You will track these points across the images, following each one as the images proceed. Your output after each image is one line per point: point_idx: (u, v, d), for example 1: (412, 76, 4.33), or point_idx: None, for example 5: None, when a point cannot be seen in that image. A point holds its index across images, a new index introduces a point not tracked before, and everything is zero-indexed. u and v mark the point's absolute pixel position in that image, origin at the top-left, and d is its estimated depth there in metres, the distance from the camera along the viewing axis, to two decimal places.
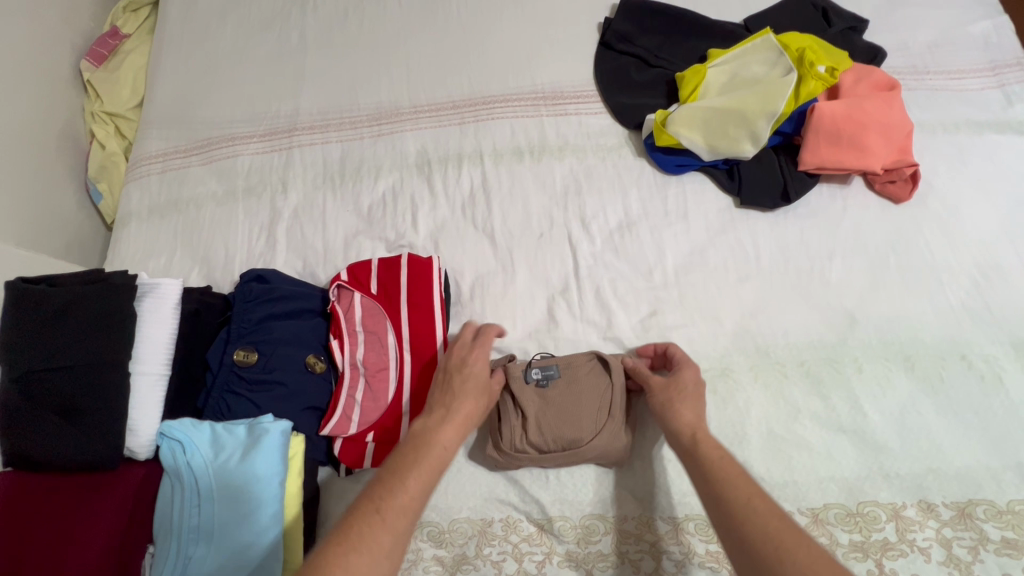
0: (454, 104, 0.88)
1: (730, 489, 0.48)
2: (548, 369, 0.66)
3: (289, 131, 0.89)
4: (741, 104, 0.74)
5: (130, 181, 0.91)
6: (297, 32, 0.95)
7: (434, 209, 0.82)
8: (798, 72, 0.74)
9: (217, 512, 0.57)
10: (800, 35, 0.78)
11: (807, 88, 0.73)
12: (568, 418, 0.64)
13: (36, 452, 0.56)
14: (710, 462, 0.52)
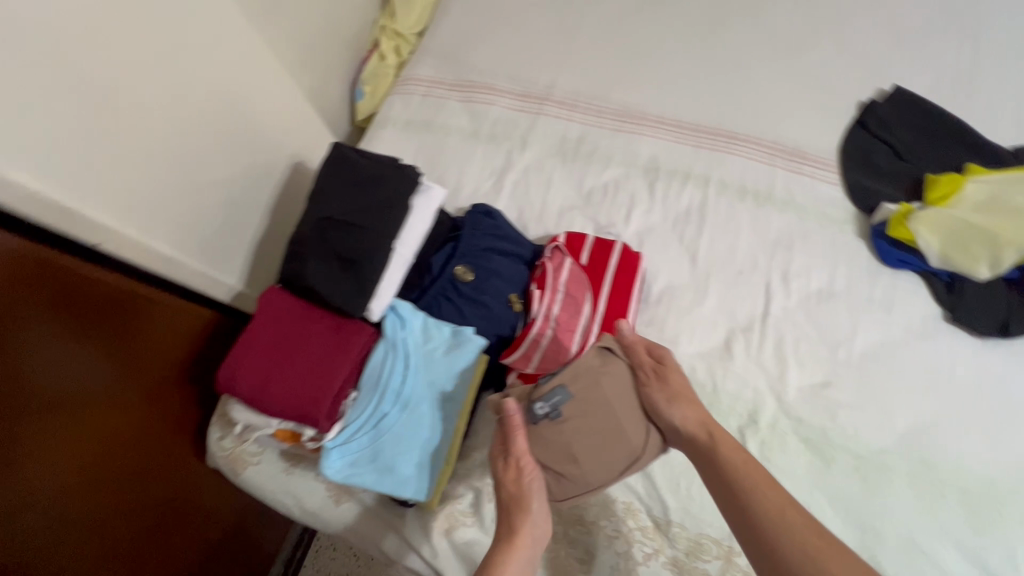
0: (696, 128, 0.93)
1: (758, 504, 0.53)
2: (554, 398, 0.62)
3: (542, 99, 0.98)
4: (996, 228, 0.74)
5: (395, 93, 1.04)
6: (575, 18, 1.05)
7: (648, 212, 0.88)
8: None
9: (421, 390, 0.68)
10: None
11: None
12: (597, 447, 0.62)
13: (308, 281, 0.67)
14: (734, 466, 0.57)
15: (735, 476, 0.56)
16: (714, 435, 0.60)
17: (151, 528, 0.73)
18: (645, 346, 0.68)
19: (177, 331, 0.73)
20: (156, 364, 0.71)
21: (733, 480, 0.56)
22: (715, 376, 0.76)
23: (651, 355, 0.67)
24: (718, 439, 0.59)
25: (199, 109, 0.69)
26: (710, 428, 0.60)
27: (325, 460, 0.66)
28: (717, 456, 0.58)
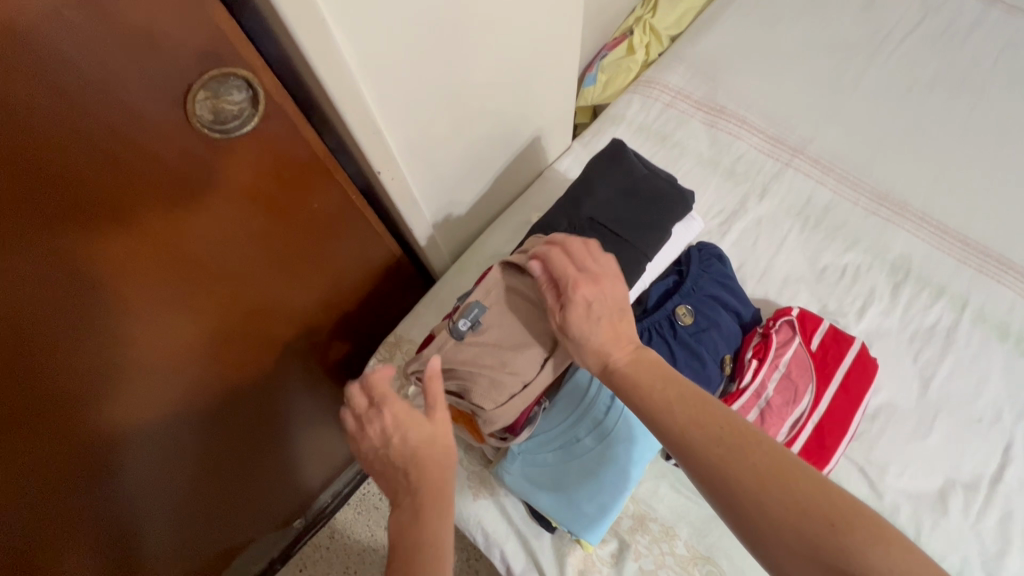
0: (965, 240, 0.81)
1: (667, 419, 0.48)
2: (472, 312, 0.56)
3: (795, 151, 0.89)
4: None
5: (635, 91, 0.97)
6: (854, 74, 0.94)
7: (884, 315, 0.78)
8: None
9: (621, 426, 0.65)
10: None
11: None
12: (513, 353, 0.57)
13: None
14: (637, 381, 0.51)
15: (699, 436, 0.46)
16: (681, 403, 0.49)
17: (216, 413, 0.69)
18: (578, 243, 0.57)
19: (361, 268, 0.73)
20: (326, 287, 0.71)
21: (710, 455, 0.45)
22: (920, 525, 0.67)
23: (582, 249, 0.56)
24: (631, 376, 0.51)
25: (509, 65, 0.64)
26: (619, 372, 0.52)
27: (508, 463, 0.66)
28: (626, 374, 0.52)
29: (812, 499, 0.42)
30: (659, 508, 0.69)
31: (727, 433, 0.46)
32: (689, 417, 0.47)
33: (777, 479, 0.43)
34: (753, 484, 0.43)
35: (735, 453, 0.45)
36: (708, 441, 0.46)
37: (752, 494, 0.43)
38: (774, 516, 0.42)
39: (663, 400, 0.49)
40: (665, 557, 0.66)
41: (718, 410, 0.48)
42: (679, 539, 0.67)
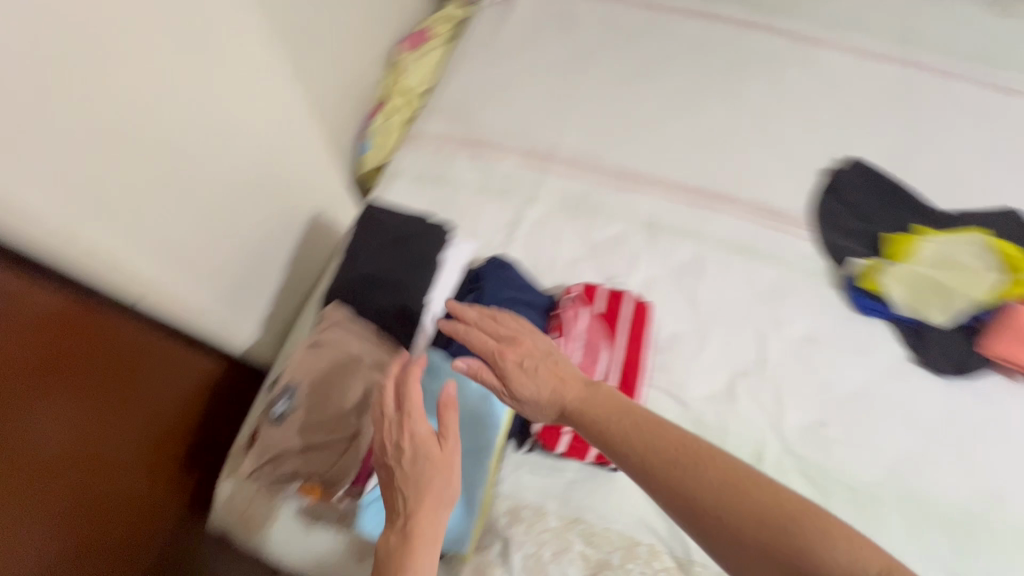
0: (687, 189, 1.03)
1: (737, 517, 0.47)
2: (282, 396, 0.66)
3: (547, 157, 1.06)
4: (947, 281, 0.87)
5: (405, 148, 1.08)
6: (576, 80, 1.13)
7: (650, 264, 0.95)
8: (998, 273, 0.88)
9: (484, 436, 0.75)
10: (1013, 247, 0.90)
11: (1003, 291, 0.86)
12: (329, 415, 0.65)
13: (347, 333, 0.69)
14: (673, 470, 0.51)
15: (657, 463, 0.52)
16: (628, 426, 0.55)
17: None
18: (331, 334, 0.69)
19: (172, 393, 0.73)
20: (144, 428, 0.69)
21: (676, 478, 0.51)
22: (722, 417, 0.82)
23: (495, 315, 0.67)
24: (586, 416, 0.58)
25: None
26: (580, 411, 0.59)
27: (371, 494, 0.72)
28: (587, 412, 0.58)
29: (767, 506, 0.47)
30: (525, 495, 0.77)
31: (678, 455, 0.52)
32: (635, 443, 0.54)
33: (738, 503, 0.48)
34: (726, 513, 0.48)
35: (686, 471, 0.51)
36: (665, 463, 0.51)
37: (732, 526, 0.47)
38: (719, 519, 0.48)
39: (618, 432, 0.55)
40: (542, 535, 0.74)
41: (660, 429, 0.54)
42: (549, 513, 0.75)
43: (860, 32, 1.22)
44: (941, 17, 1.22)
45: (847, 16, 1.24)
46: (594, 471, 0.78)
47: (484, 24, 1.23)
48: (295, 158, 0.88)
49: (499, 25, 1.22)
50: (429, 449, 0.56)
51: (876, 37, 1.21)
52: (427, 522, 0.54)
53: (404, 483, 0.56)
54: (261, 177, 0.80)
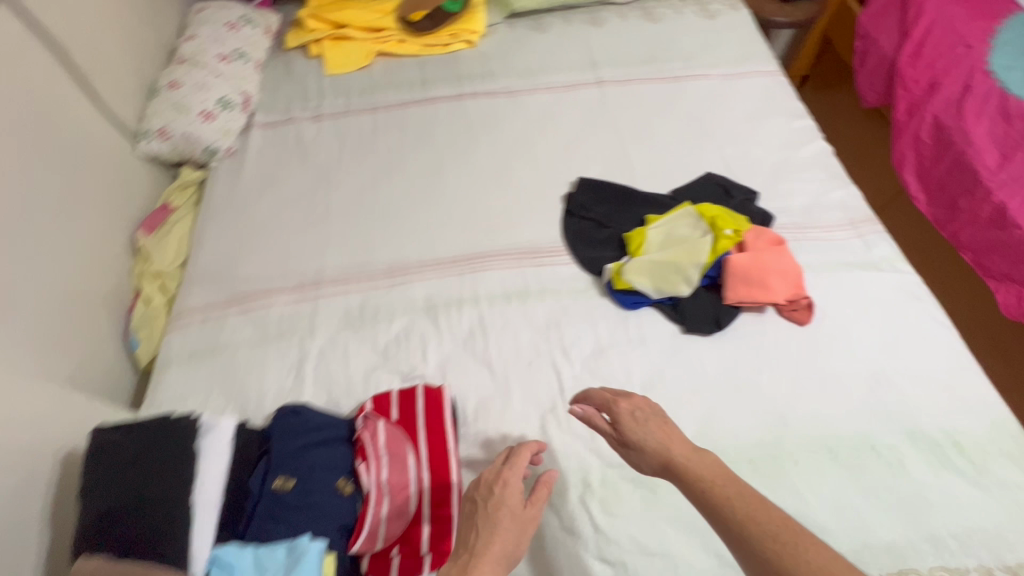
0: (454, 260, 1.10)
1: (746, 524, 0.54)
2: None
3: (316, 283, 1.07)
4: (676, 257, 0.99)
5: (171, 330, 1.03)
6: (324, 206, 1.19)
7: (440, 344, 0.99)
8: (712, 234, 1.01)
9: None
10: (712, 207, 1.07)
11: (723, 245, 0.99)
12: None
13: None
14: (718, 489, 0.58)
15: (757, 533, 0.53)
16: (738, 498, 0.56)
17: None
18: None
19: None
20: None
21: (758, 545, 0.52)
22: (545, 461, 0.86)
23: (613, 395, 0.78)
24: (692, 475, 0.61)
25: None
26: (679, 467, 0.62)
27: None
28: (685, 473, 0.61)
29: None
30: None
31: (784, 536, 0.51)
32: (744, 514, 0.54)
33: (756, 514, 0.54)
34: (741, 516, 0.55)
35: (788, 552, 0.51)
36: (751, 531, 0.53)
37: (744, 523, 0.54)
38: (726, 511, 0.56)
39: (720, 495, 0.57)
40: None
41: (768, 508, 0.55)
42: None
43: (554, 73, 1.41)
44: (609, 45, 1.46)
45: (538, 63, 1.43)
46: None
47: (220, 179, 1.24)
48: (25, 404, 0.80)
49: (235, 175, 1.24)
50: (508, 506, 0.66)
51: (568, 73, 1.40)
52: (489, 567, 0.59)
53: (478, 525, 0.64)
54: None
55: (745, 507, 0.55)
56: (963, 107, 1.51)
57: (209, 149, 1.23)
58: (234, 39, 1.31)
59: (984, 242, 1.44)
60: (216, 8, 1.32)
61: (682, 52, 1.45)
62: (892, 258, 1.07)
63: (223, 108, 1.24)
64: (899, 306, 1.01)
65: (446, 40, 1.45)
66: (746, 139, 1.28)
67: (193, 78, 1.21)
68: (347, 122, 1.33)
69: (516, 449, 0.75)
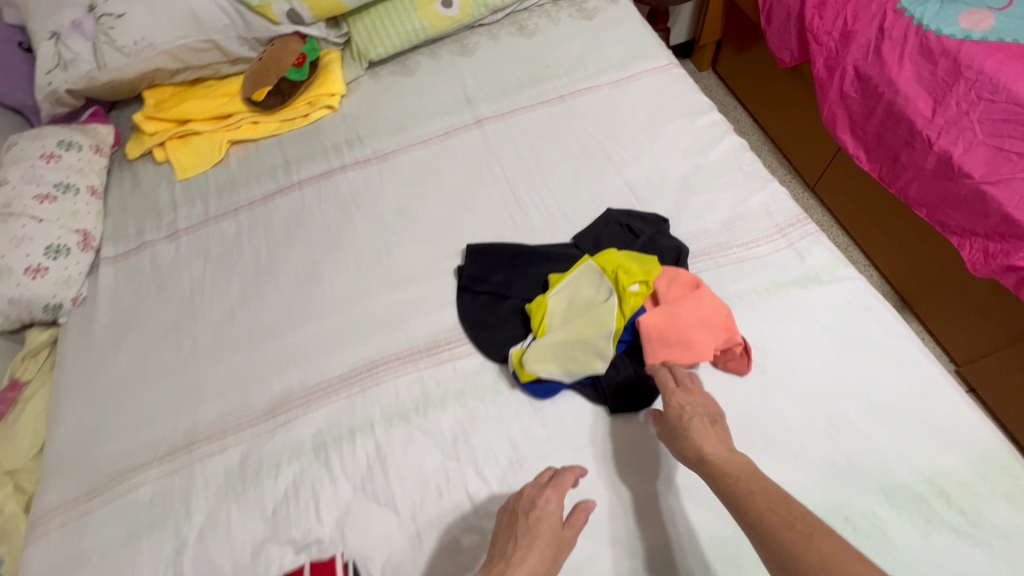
0: (342, 379, 0.95)
1: (770, 520, 0.55)
2: None
3: (189, 445, 0.92)
4: (580, 332, 0.86)
5: (28, 543, 0.88)
6: (190, 343, 1.04)
7: (335, 492, 0.85)
8: (617, 293, 0.87)
9: None
10: (614, 255, 0.92)
11: (631, 305, 0.85)
12: None
13: None
14: (743, 489, 0.60)
15: (775, 524, 0.55)
16: (762, 495, 0.58)
17: None
18: None
19: None
20: None
21: (777, 531, 0.54)
22: None
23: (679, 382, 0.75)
24: (723, 471, 0.63)
25: None
26: (712, 464, 0.64)
27: None
28: (715, 468, 0.63)
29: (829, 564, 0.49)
30: None
31: (801, 529, 0.53)
32: (765, 509, 0.56)
33: (786, 510, 0.56)
34: (769, 513, 0.56)
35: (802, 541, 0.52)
36: (769, 523, 0.55)
37: (768, 518, 0.55)
38: (756, 508, 0.57)
39: (744, 492, 0.59)
40: None
41: (790, 506, 0.56)
42: None
43: (428, 123, 1.25)
44: (483, 76, 1.31)
45: (409, 114, 1.28)
46: None
47: (71, 335, 1.08)
48: None
49: (88, 327, 1.08)
50: (546, 526, 0.67)
51: (443, 119, 1.25)
52: None
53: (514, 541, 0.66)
54: None
55: (770, 504, 0.57)
56: (882, 52, 1.37)
57: (50, 306, 1.07)
58: (53, 171, 1.14)
59: (936, 196, 1.31)
60: (28, 140, 1.16)
61: (564, 66, 1.29)
62: (830, 265, 0.93)
63: (55, 257, 1.08)
64: (846, 324, 0.87)
65: (304, 111, 1.28)
66: (648, 153, 1.13)
67: (8, 234, 1.05)
68: (208, 233, 1.17)
69: (561, 470, 0.73)
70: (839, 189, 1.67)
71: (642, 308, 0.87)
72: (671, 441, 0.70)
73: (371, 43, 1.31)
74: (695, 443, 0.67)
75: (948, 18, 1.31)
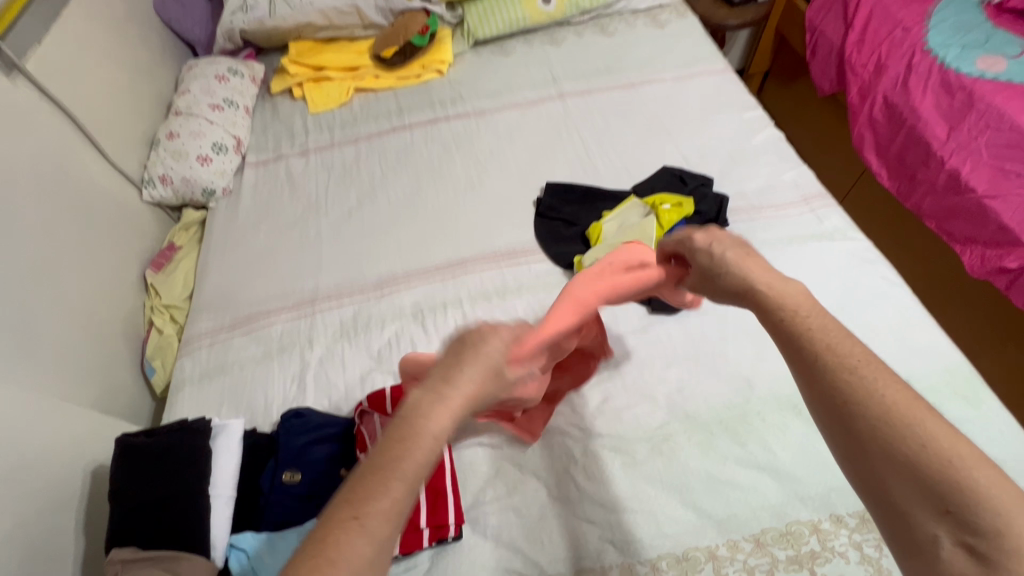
0: (437, 268, 1.19)
1: (835, 364, 0.55)
2: None
3: (312, 300, 1.17)
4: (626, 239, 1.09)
5: (182, 354, 1.13)
6: (314, 230, 1.29)
7: (429, 343, 1.07)
8: (653, 212, 1.12)
9: None
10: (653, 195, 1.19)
11: (665, 219, 1.10)
12: None
13: (168, 538, 0.72)
14: (806, 329, 0.59)
15: (839, 366, 0.55)
16: (834, 337, 0.57)
17: None
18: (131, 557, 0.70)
19: None
20: None
21: (836, 375, 0.55)
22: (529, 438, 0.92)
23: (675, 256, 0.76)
24: (785, 307, 0.62)
25: None
26: (772, 297, 0.63)
27: None
28: (772, 303, 0.63)
29: (885, 412, 0.51)
30: None
31: (870, 376, 0.54)
32: (834, 355, 0.56)
33: (856, 363, 0.55)
34: (842, 363, 0.55)
35: (863, 387, 0.53)
36: (833, 365, 0.55)
37: (843, 369, 0.55)
38: (828, 352, 0.56)
39: (812, 335, 0.58)
40: None
41: (861, 348, 0.56)
42: None
43: (519, 92, 1.52)
44: (568, 61, 1.58)
45: (504, 84, 1.54)
46: (440, 549, 0.83)
47: (219, 214, 1.35)
48: (60, 417, 0.88)
49: (233, 210, 1.35)
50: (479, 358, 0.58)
51: (532, 90, 1.52)
52: (433, 445, 0.50)
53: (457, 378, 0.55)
54: (22, 456, 0.77)
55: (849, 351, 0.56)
56: (909, 84, 1.60)
57: (208, 190, 1.34)
58: (223, 89, 1.43)
59: (945, 209, 1.51)
60: (206, 64, 1.47)
61: (636, 61, 1.56)
62: (844, 229, 1.15)
63: (218, 152, 1.36)
64: (851, 270, 1.08)
65: (418, 72, 1.57)
66: (701, 133, 1.37)
67: (189, 129, 1.33)
68: (332, 155, 1.44)
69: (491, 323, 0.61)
70: (862, 204, 1.87)
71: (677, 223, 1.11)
72: (720, 272, 0.70)
73: (479, 25, 1.59)
74: (751, 274, 0.66)
75: (967, 60, 1.54)
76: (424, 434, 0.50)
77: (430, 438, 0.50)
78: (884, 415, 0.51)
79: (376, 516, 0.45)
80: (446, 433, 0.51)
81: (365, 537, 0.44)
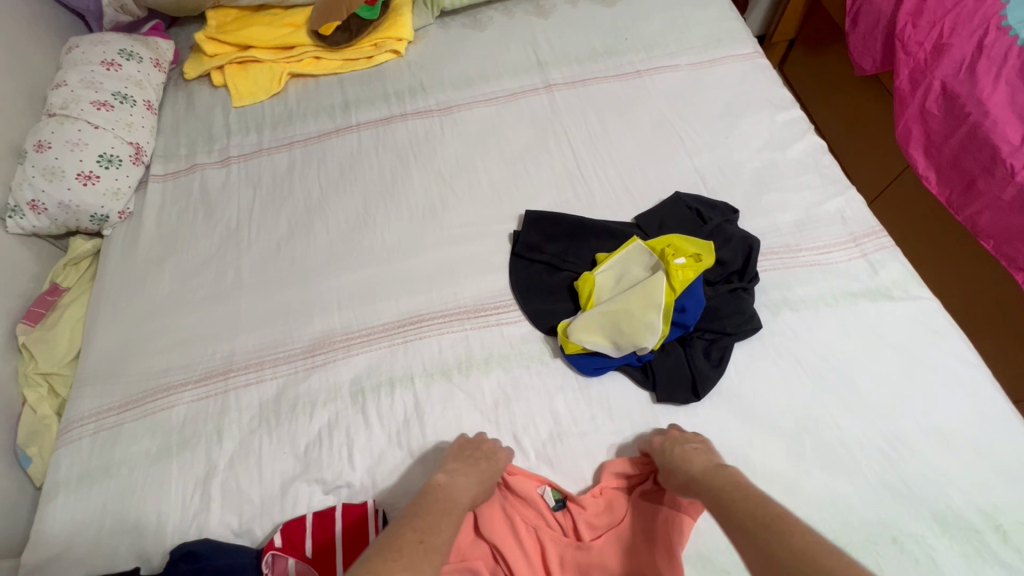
0: (384, 328, 0.93)
1: (750, 523, 0.55)
2: None
3: (226, 371, 0.92)
4: (626, 306, 0.83)
5: (59, 446, 0.88)
6: (233, 271, 1.02)
7: (370, 438, 0.83)
8: (663, 265, 0.86)
9: None
10: (663, 237, 0.91)
11: (679, 278, 0.83)
12: None
13: None
14: (721, 494, 0.61)
15: (752, 525, 0.55)
16: (752, 501, 0.58)
17: None
18: None
19: None
20: None
21: (754, 532, 0.53)
22: None
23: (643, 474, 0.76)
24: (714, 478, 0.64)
25: None
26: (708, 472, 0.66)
27: None
28: (707, 483, 0.64)
29: (797, 555, 0.49)
30: None
31: (777, 525, 0.53)
32: (746, 510, 0.57)
33: (770, 516, 0.55)
34: (756, 518, 0.55)
35: (778, 539, 0.52)
36: (758, 518, 0.55)
37: (759, 524, 0.54)
38: (745, 512, 0.57)
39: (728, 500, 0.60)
40: None
41: (774, 507, 0.56)
42: None
43: (495, 81, 1.21)
44: (557, 38, 1.26)
45: (477, 69, 1.23)
46: None
47: (115, 247, 1.07)
48: None
49: (133, 240, 1.07)
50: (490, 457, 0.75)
51: (512, 79, 1.21)
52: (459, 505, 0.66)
53: (464, 466, 0.72)
54: None
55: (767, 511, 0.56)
56: (976, 70, 1.30)
57: (97, 216, 1.05)
58: (112, 79, 1.12)
59: (1008, 229, 1.25)
60: (91, 43, 1.14)
61: (642, 40, 1.24)
62: (904, 282, 0.90)
63: (107, 166, 1.06)
64: (915, 343, 0.84)
65: (369, 52, 1.25)
66: (723, 141, 1.08)
67: (64, 136, 1.03)
68: (260, 164, 1.15)
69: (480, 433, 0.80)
70: (899, 208, 1.60)
71: (693, 282, 0.85)
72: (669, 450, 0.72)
73: None
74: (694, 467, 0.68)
75: None
76: (455, 501, 0.67)
77: (458, 502, 0.67)
78: (793, 556, 0.49)
79: (435, 544, 0.58)
80: (468, 501, 0.68)
81: (430, 557, 0.56)
